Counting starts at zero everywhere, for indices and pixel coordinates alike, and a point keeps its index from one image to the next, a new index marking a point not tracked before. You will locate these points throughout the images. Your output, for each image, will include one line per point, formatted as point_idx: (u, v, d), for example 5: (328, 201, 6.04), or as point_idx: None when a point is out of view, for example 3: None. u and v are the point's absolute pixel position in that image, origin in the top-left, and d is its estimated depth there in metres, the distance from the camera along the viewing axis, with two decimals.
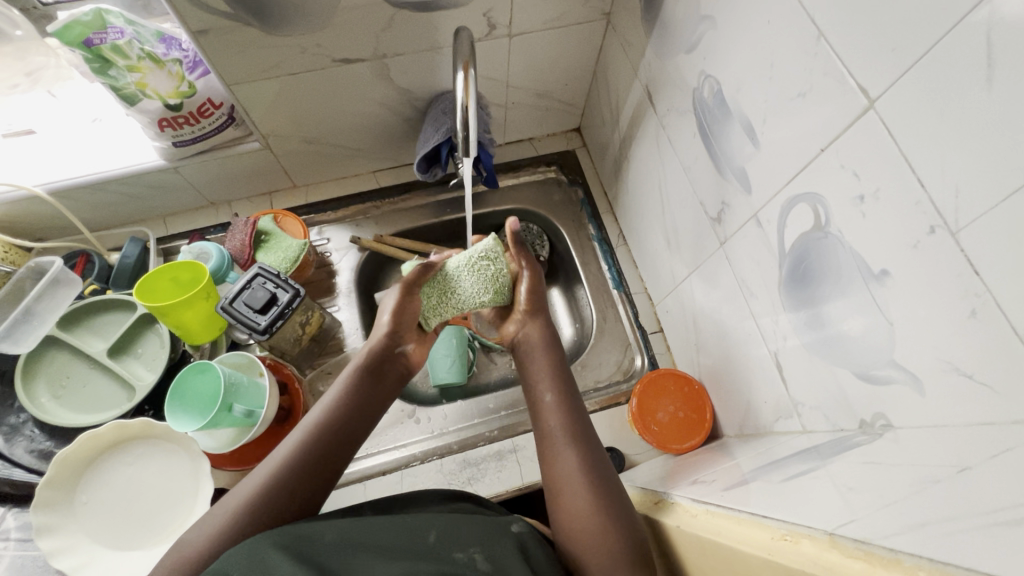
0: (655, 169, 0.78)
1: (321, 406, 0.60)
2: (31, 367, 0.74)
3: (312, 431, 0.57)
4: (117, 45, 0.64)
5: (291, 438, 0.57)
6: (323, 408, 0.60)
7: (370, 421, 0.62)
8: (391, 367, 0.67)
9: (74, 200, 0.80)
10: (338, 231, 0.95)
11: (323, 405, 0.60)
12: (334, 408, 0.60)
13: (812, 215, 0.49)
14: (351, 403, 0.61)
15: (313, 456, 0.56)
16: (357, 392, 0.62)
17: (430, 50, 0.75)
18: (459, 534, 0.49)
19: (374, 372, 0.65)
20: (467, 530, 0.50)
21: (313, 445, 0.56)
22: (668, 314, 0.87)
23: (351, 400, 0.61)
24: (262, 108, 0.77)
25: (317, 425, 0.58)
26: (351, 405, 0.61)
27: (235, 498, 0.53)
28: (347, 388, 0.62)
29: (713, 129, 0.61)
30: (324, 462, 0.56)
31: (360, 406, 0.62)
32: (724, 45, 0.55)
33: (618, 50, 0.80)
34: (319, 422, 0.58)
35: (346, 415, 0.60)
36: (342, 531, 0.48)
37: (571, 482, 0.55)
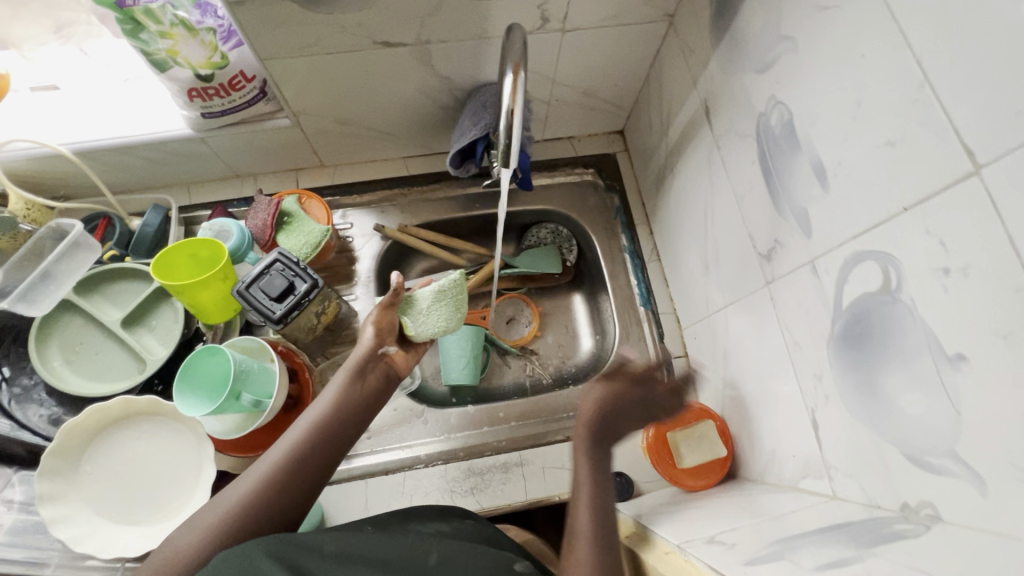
0: (701, 191, 0.74)
1: (310, 417, 0.59)
2: (46, 330, 0.74)
3: (299, 438, 0.57)
4: (150, 9, 0.61)
5: (291, 437, 0.57)
6: (316, 413, 0.59)
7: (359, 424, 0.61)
8: (376, 369, 0.64)
9: (97, 161, 0.78)
10: (362, 216, 0.93)
11: (314, 409, 0.59)
12: (326, 417, 0.59)
13: (881, 277, 0.44)
14: (342, 408, 0.60)
15: (305, 466, 0.56)
16: (342, 399, 0.60)
17: (476, 39, 0.70)
18: (457, 563, 0.51)
19: (358, 378, 0.63)
20: (466, 560, 0.52)
21: (303, 457, 0.56)
22: (695, 341, 0.83)
23: (340, 409, 0.60)
24: (294, 84, 0.73)
25: (310, 426, 0.58)
26: (343, 410, 0.60)
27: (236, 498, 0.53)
28: (332, 392, 0.61)
29: (776, 161, 0.56)
30: (314, 471, 0.56)
31: (350, 408, 0.60)
32: (804, 72, 0.50)
33: (677, 56, 0.74)
34: (308, 432, 0.57)
35: (334, 421, 0.59)
36: (339, 547, 0.50)
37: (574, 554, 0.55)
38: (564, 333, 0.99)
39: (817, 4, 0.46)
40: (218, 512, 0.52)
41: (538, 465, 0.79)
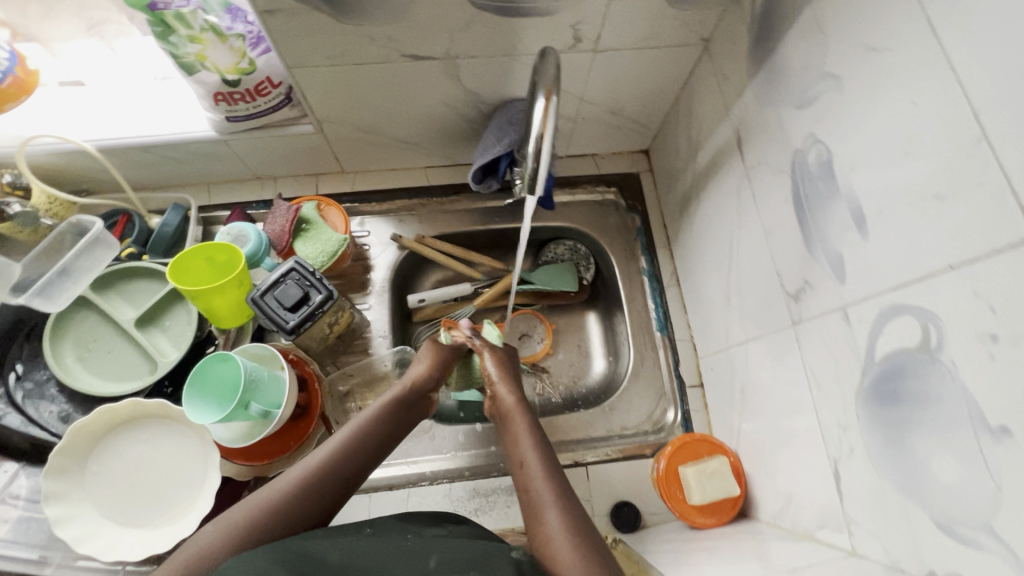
0: (727, 221, 0.72)
1: (351, 428, 0.60)
2: (61, 325, 0.74)
3: (344, 446, 0.58)
4: (182, 14, 0.60)
5: (330, 445, 0.58)
6: (356, 425, 0.60)
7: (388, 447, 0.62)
8: (419, 405, 0.67)
9: (120, 158, 0.78)
10: (380, 224, 0.92)
11: (358, 420, 0.61)
12: (365, 428, 0.60)
13: (920, 334, 0.42)
14: (381, 426, 0.61)
15: (341, 474, 0.57)
16: (388, 418, 0.62)
17: (506, 56, 0.69)
18: (456, 559, 0.50)
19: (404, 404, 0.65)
20: (464, 555, 0.51)
21: (340, 463, 0.57)
22: (712, 372, 0.81)
23: (380, 426, 0.61)
24: (320, 92, 0.72)
25: (355, 434, 0.59)
26: (380, 427, 0.61)
27: (265, 496, 0.53)
28: (380, 410, 0.63)
29: (811, 200, 0.54)
30: (344, 480, 0.57)
31: (387, 427, 0.62)
32: (846, 114, 0.48)
33: (710, 82, 0.72)
34: (348, 442, 0.58)
35: (372, 434, 0.60)
36: (342, 555, 0.49)
37: (556, 530, 0.53)
38: (576, 352, 0.97)
39: (865, 43, 0.45)
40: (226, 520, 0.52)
41: None
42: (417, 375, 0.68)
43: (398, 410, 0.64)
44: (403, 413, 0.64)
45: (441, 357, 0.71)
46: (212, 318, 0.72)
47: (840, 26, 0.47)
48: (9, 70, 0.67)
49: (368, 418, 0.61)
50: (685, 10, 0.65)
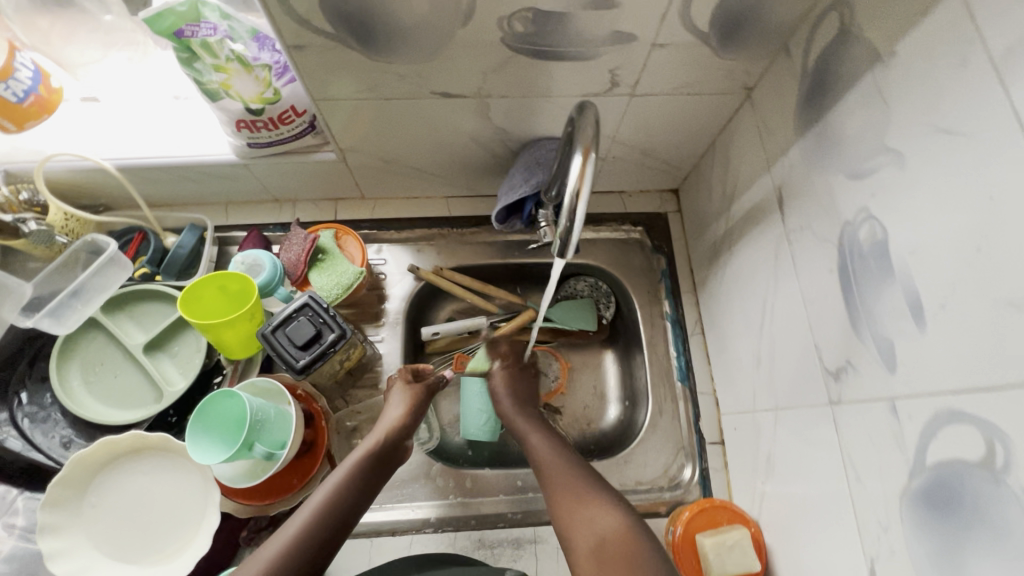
0: (762, 280, 0.68)
1: (324, 493, 0.56)
2: (69, 347, 0.72)
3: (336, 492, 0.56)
4: (207, 42, 0.59)
5: (304, 512, 0.54)
6: (333, 484, 0.57)
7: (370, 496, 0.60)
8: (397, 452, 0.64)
9: (138, 177, 0.76)
10: (397, 253, 0.89)
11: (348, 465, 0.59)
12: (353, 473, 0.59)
13: (984, 450, 0.38)
14: (358, 482, 0.59)
15: (320, 540, 0.53)
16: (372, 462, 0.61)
17: (538, 97, 0.66)
18: None
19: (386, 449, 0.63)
20: None
21: (315, 533, 0.53)
22: (734, 433, 0.77)
23: (360, 480, 0.59)
24: (344, 123, 0.70)
25: (348, 478, 0.58)
26: (355, 489, 0.58)
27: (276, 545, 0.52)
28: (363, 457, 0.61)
29: (861, 278, 0.50)
30: (323, 550, 0.53)
31: (361, 485, 0.59)
32: (907, 195, 0.44)
33: (751, 133, 0.69)
34: (322, 509, 0.55)
35: (349, 497, 0.57)
36: None
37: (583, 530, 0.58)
38: (592, 395, 0.93)
39: (936, 124, 0.41)
40: None
41: (552, 545, 0.74)
42: (393, 422, 0.65)
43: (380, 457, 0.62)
44: (385, 460, 0.62)
45: (417, 400, 0.69)
46: (221, 349, 0.70)
47: (906, 99, 0.44)
48: (32, 88, 0.66)
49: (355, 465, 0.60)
50: (730, 59, 0.62)
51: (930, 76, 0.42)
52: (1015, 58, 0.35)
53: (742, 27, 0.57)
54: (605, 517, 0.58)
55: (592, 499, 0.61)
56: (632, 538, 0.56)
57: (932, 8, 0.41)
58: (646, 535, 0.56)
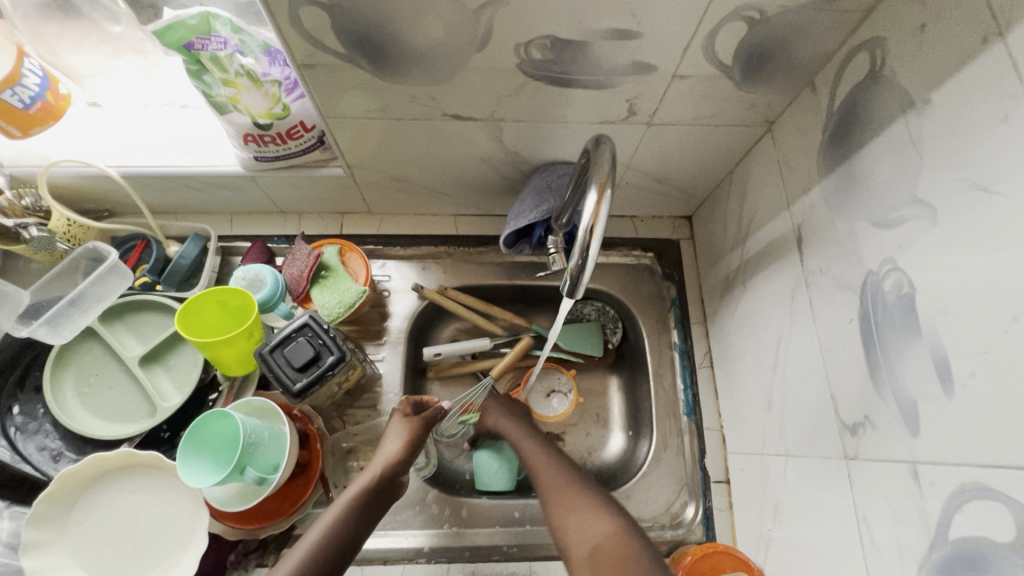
0: (777, 320, 0.66)
1: (319, 529, 0.55)
2: (65, 356, 0.72)
3: (331, 529, 0.55)
4: (217, 56, 0.57)
5: (295, 554, 0.52)
6: (328, 520, 0.55)
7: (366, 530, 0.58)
8: (394, 486, 0.62)
9: (143, 185, 0.75)
10: (402, 270, 0.88)
11: (344, 500, 0.58)
12: (350, 506, 0.57)
13: (1014, 532, 0.36)
14: (355, 518, 0.57)
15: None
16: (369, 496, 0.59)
17: (552, 122, 0.65)
18: None
19: (382, 481, 0.61)
20: None
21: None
22: (741, 473, 0.74)
23: (357, 516, 0.57)
24: (354, 141, 0.69)
25: (345, 513, 0.56)
26: (350, 528, 0.56)
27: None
28: (361, 490, 0.59)
29: (883, 332, 0.48)
30: None
31: (358, 520, 0.57)
32: (937, 251, 0.42)
33: (771, 167, 0.66)
34: (315, 550, 0.53)
35: (341, 539, 0.55)
36: None
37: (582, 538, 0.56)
38: (595, 422, 0.91)
39: (972, 181, 0.39)
40: None
41: None
42: (389, 457, 0.63)
43: (377, 490, 0.60)
44: (381, 493, 0.61)
45: (415, 434, 0.66)
46: (217, 365, 0.69)
47: (942, 150, 0.42)
48: (39, 94, 0.64)
49: (353, 500, 0.58)
50: (752, 92, 0.60)
51: (968, 128, 0.39)
52: None
53: (768, 61, 0.55)
54: (595, 518, 0.57)
55: (587, 506, 0.58)
56: (626, 546, 0.53)
57: (974, 57, 0.39)
58: (640, 540, 0.54)
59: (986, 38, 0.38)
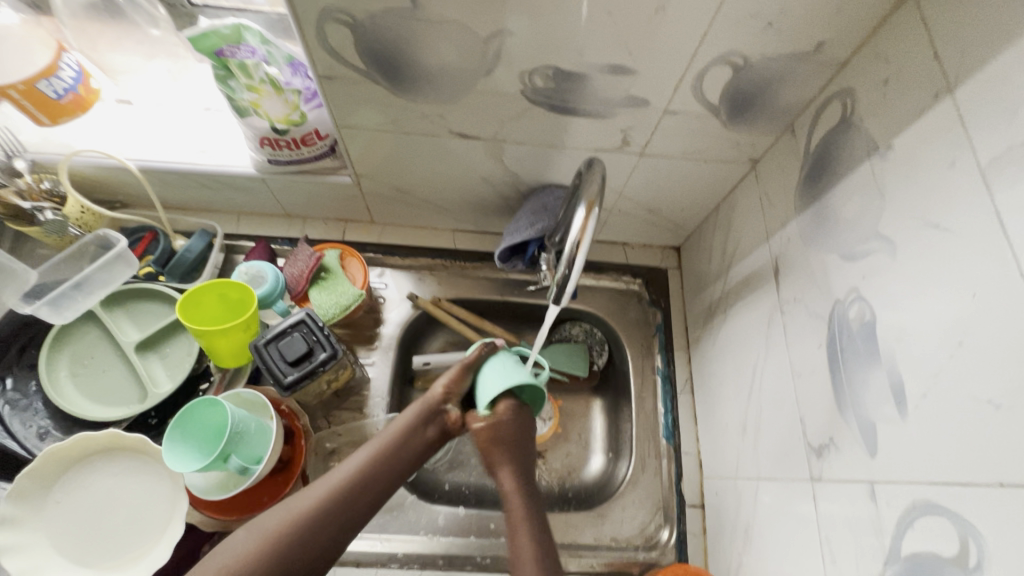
0: (754, 346, 0.69)
1: (347, 469, 0.58)
2: (63, 338, 0.73)
3: (354, 476, 0.57)
4: (245, 63, 0.62)
5: (314, 494, 0.55)
6: (357, 463, 0.58)
7: (403, 472, 0.60)
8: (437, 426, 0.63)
9: (157, 179, 0.79)
10: (399, 279, 0.91)
11: (378, 443, 0.60)
12: (378, 453, 0.59)
13: (958, 546, 0.38)
14: (382, 464, 0.59)
15: (323, 522, 0.54)
16: (401, 443, 0.60)
17: (552, 147, 0.69)
18: None
19: (422, 425, 0.62)
20: None
21: (324, 513, 0.54)
22: (715, 498, 0.76)
23: (383, 465, 0.59)
24: (363, 151, 0.73)
25: (375, 457, 0.59)
26: (378, 471, 0.58)
27: (279, 517, 0.53)
28: (394, 435, 0.60)
29: (848, 359, 0.51)
30: (332, 535, 0.54)
31: (387, 467, 0.59)
32: (895, 283, 0.46)
33: (753, 203, 0.71)
34: (337, 489, 0.56)
35: (369, 483, 0.57)
36: None
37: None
38: (576, 442, 0.92)
39: (925, 219, 0.43)
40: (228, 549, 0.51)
41: None
42: (435, 393, 0.63)
43: (412, 435, 0.61)
44: (420, 436, 0.61)
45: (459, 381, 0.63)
46: (210, 355, 0.70)
47: (900, 191, 0.46)
48: (72, 87, 0.69)
49: (381, 446, 0.60)
50: (738, 132, 0.65)
51: (922, 171, 0.44)
52: (1001, 165, 0.37)
53: (752, 104, 0.60)
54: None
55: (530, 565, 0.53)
56: None
57: (928, 109, 0.44)
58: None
59: (937, 93, 0.43)
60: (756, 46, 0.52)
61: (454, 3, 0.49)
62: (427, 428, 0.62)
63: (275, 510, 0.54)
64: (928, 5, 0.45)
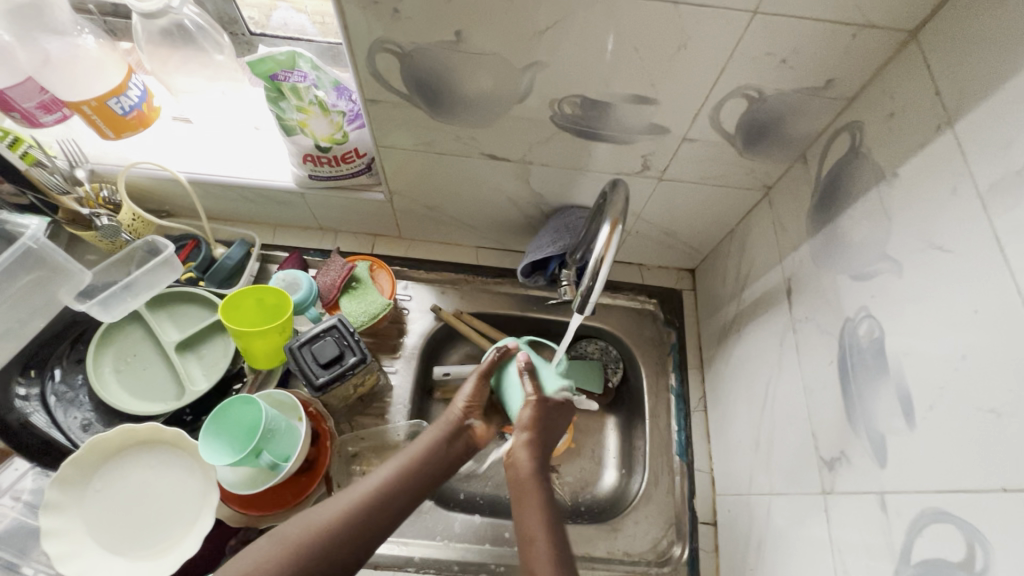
0: (767, 365, 0.71)
1: (371, 484, 0.60)
2: (109, 336, 0.78)
3: (377, 490, 0.59)
4: (296, 87, 0.67)
5: (338, 505, 0.57)
6: (381, 477, 0.60)
7: (426, 487, 0.62)
8: (459, 442, 0.65)
9: (204, 191, 0.84)
10: (423, 292, 0.94)
11: (403, 458, 0.62)
12: (402, 468, 0.61)
13: (964, 551, 0.40)
14: (405, 480, 0.61)
15: (345, 534, 0.56)
16: (425, 459, 0.62)
17: (576, 169, 0.73)
18: None
19: (445, 440, 0.64)
20: None
21: (348, 525, 0.56)
22: (728, 515, 0.77)
23: (406, 482, 0.60)
24: (398, 170, 0.78)
25: (401, 472, 0.61)
26: (402, 486, 0.60)
27: (302, 527, 0.55)
28: (418, 450, 0.63)
29: (859, 374, 0.53)
30: (354, 547, 0.56)
31: (410, 482, 0.61)
32: (902, 302, 0.48)
33: (767, 227, 0.74)
34: (359, 501, 0.58)
35: (392, 497, 0.59)
36: None
37: None
38: (590, 457, 0.93)
39: (929, 241, 0.46)
40: (254, 554, 0.54)
41: None
42: (456, 410, 0.66)
43: (434, 451, 0.63)
44: (443, 453, 0.63)
45: (476, 393, 0.67)
46: (246, 355, 0.74)
47: (906, 215, 0.49)
48: (137, 105, 0.75)
49: (404, 463, 0.61)
50: (752, 160, 0.69)
51: (926, 198, 0.47)
52: (999, 193, 0.40)
53: (766, 134, 0.64)
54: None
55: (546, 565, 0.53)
56: None
57: (930, 140, 0.47)
58: None
59: (939, 126, 0.47)
60: (769, 81, 0.57)
61: (493, 38, 0.55)
62: (451, 444, 0.64)
63: (298, 519, 0.57)
64: (929, 47, 0.49)
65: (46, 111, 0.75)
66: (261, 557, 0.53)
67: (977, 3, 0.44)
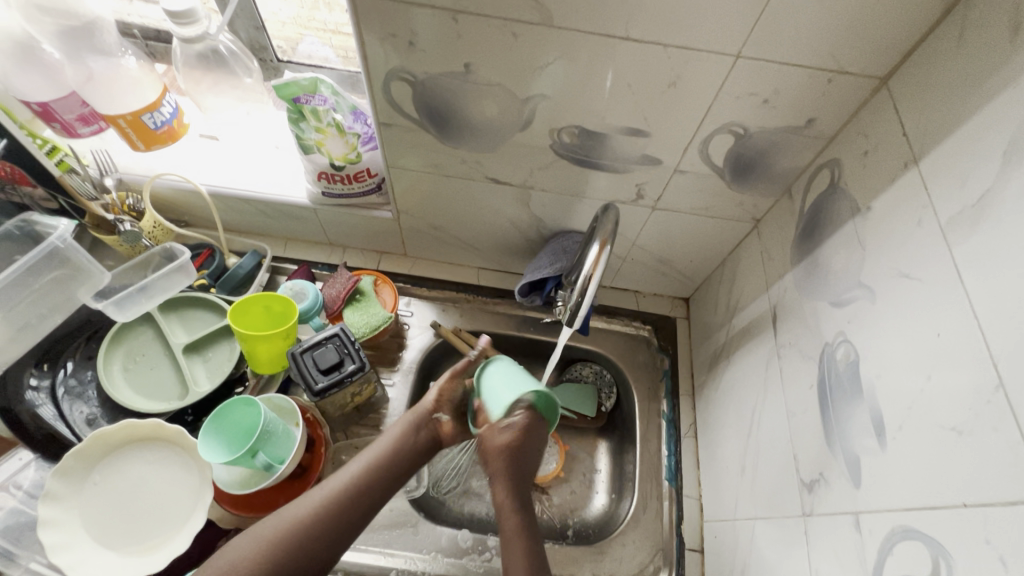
0: (753, 391, 0.73)
1: (344, 479, 0.61)
2: (120, 335, 0.81)
3: (352, 485, 0.60)
4: (316, 109, 0.72)
5: (311, 502, 0.59)
6: (355, 473, 0.61)
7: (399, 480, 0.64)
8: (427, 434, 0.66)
9: (222, 203, 0.89)
10: (424, 309, 0.98)
11: (375, 453, 0.63)
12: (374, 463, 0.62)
13: (931, 567, 0.41)
14: (380, 476, 0.62)
15: (320, 528, 0.57)
16: (394, 453, 0.63)
17: (574, 196, 0.78)
18: None
19: (414, 432, 0.65)
20: None
21: (323, 520, 0.58)
22: (715, 541, 0.77)
23: (380, 476, 0.62)
24: (406, 189, 0.83)
25: (372, 467, 0.62)
26: (376, 481, 0.62)
27: (280, 523, 0.57)
28: (388, 445, 0.64)
29: (837, 398, 0.55)
30: (330, 542, 0.58)
31: (382, 476, 0.62)
32: (875, 328, 0.51)
33: (755, 257, 0.77)
34: (334, 496, 0.59)
35: (365, 491, 0.61)
36: None
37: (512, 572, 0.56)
38: (580, 480, 0.94)
39: (898, 269, 0.49)
40: (237, 548, 0.55)
41: None
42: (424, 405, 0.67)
43: (404, 445, 0.64)
44: (412, 447, 0.65)
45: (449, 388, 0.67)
46: (250, 358, 0.77)
47: (878, 246, 0.52)
48: (167, 120, 0.81)
49: (373, 458, 0.63)
50: (741, 193, 0.73)
51: (895, 229, 0.50)
52: (957, 226, 0.44)
53: (752, 168, 0.68)
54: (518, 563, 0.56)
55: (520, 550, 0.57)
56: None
57: (898, 176, 0.51)
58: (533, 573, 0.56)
59: (906, 163, 0.50)
60: (753, 119, 0.61)
61: (497, 71, 0.60)
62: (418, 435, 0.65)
63: (274, 516, 0.58)
64: (898, 94, 0.53)
65: (85, 122, 0.80)
66: (242, 554, 0.55)
67: (938, 54, 0.49)
